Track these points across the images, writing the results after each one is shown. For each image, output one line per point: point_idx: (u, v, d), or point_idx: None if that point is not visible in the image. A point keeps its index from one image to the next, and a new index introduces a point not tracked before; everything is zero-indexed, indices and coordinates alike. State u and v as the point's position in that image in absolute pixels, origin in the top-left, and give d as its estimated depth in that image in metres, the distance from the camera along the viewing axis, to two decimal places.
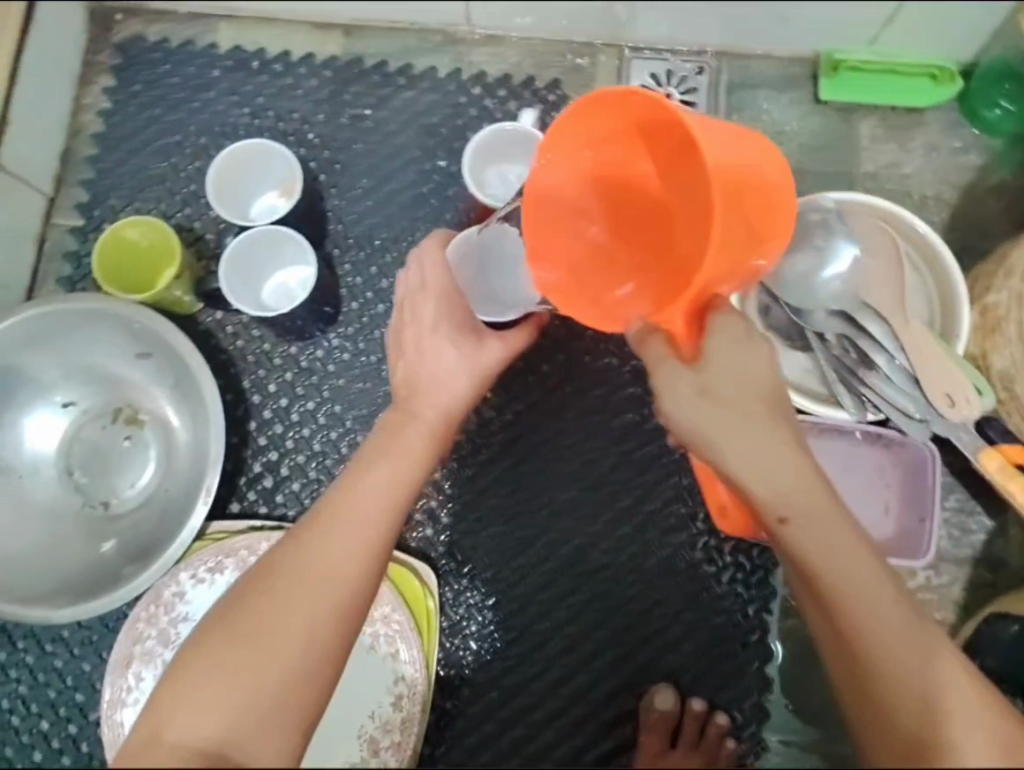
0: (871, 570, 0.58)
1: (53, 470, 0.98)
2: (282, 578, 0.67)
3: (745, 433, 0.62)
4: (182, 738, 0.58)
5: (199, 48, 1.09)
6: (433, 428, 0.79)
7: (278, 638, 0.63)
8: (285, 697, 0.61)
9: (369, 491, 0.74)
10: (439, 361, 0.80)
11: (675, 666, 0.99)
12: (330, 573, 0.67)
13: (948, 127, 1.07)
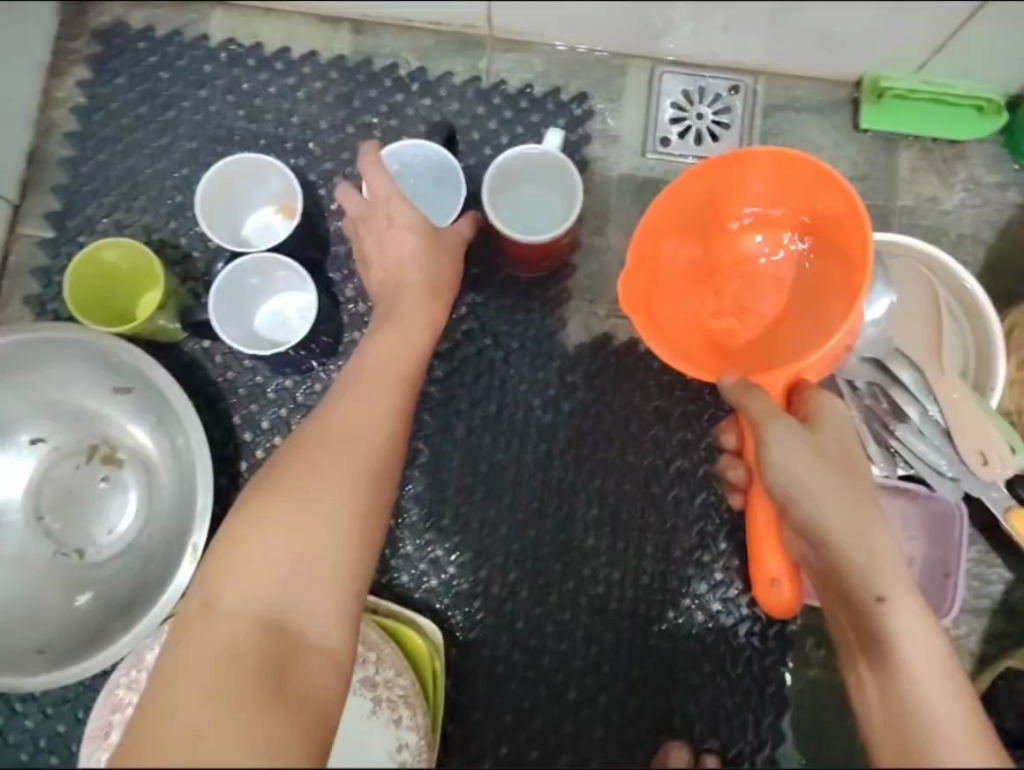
0: (925, 624, 0.65)
1: (21, 515, 0.89)
2: (313, 450, 0.69)
3: (842, 492, 0.70)
4: (239, 606, 0.58)
5: (187, 39, 0.98)
6: (429, 311, 0.82)
7: (320, 504, 0.64)
8: (333, 564, 0.62)
9: (378, 360, 0.77)
10: (401, 251, 0.84)
11: (692, 723, 0.93)
12: (354, 440, 0.70)
13: (989, 163, 1.02)
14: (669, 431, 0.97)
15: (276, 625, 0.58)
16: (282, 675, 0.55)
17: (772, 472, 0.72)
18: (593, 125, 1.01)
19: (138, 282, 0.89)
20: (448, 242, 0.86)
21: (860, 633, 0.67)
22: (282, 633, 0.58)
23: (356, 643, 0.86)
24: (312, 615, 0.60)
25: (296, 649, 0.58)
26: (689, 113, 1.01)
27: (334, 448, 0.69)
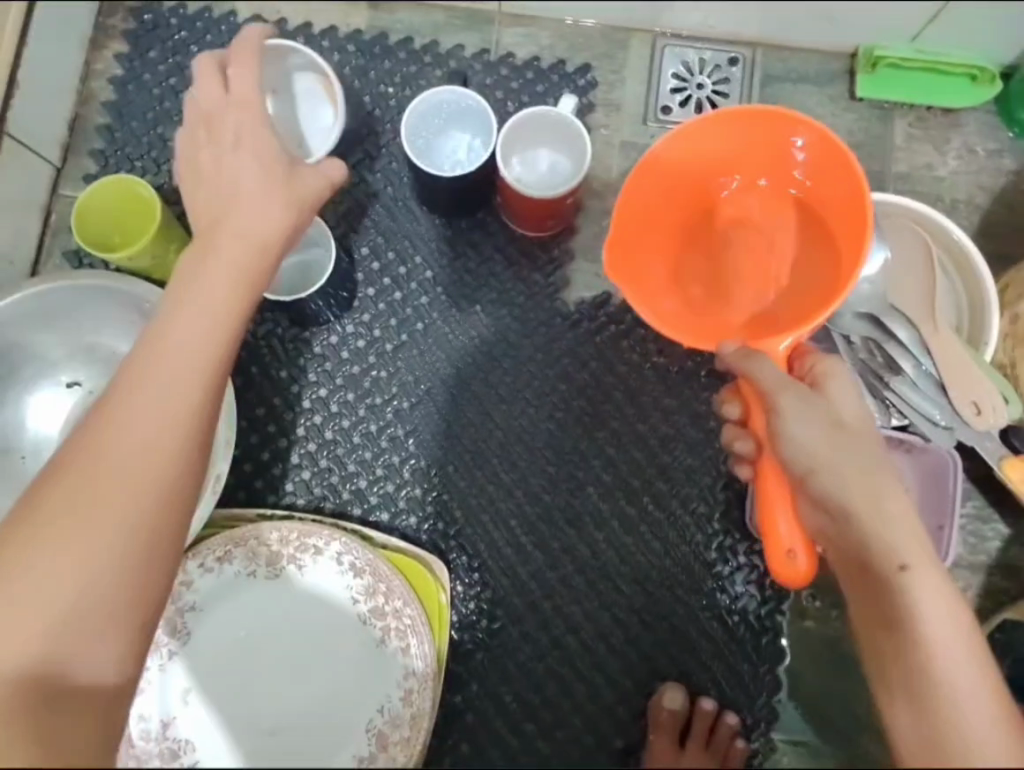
0: (953, 604, 0.63)
1: (57, 452, 0.95)
2: (75, 463, 0.59)
3: (865, 474, 0.68)
4: (4, 654, 0.58)
5: (215, 15, 1.05)
6: (240, 268, 0.67)
7: (83, 520, 0.58)
8: (100, 583, 0.57)
9: (171, 350, 0.62)
10: (244, 178, 0.70)
11: (689, 666, 0.96)
12: (133, 446, 0.59)
13: (983, 129, 1.05)
14: (668, 384, 1.00)
15: (53, 675, 0.57)
16: (57, 711, 0.56)
17: (787, 445, 0.71)
18: (597, 95, 1.06)
19: (134, 212, 0.94)
20: (293, 190, 0.71)
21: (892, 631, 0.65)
22: (55, 675, 0.57)
23: (368, 574, 0.89)
24: (86, 654, 0.57)
25: (65, 692, 0.57)
26: (689, 83, 1.06)
27: (105, 443, 0.59)
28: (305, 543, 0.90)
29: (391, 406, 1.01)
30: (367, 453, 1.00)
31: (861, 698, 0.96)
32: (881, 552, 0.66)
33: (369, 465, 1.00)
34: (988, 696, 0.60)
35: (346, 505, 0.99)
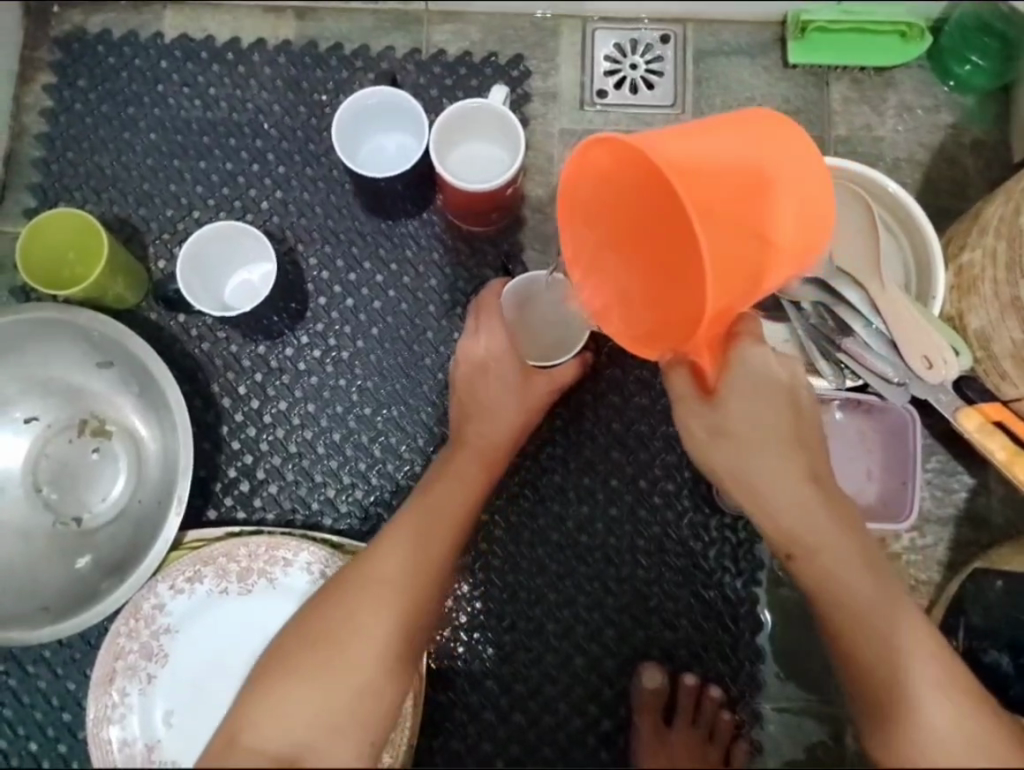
0: (847, 576, 0.69)
1: (21, 488, 0.95)
2: (354, 593, 0.75)
3: (753, 466, 0.73)
4: (259, 743, 0.65)
5: (143, 38, 1.05)
6: (483, 457, 0.87)
7: (358, 637, 0.72)
8: (351, 703, 0.69)
9: (432, 514, 0.81)
10: (484, 390, 0.88)
11: (669, 643, 0.96)
12: (403, 582, 0.76)
13: (917, 85, 1.05)
14: (625, 366, 1.00)
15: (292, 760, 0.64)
16: None
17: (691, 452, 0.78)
18: (532, 85, 1.06)
19: (79, 249, 0.94)
20: (521, 398, 0.89)
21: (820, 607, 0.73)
22: None
23: None
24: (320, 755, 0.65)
25: None
26: (623, 65, 1.06)
27: (376, 583, 0.75)
28: (275, 556, 0.90)
29: (353, 414, 1.01)
30: (332, 462, 1.00)
31: None
32: (776, 537, 0.74)
33: (336, 474, 1.00)
34: (927, 672, 0.65)
35: (316, 516, 0.99)
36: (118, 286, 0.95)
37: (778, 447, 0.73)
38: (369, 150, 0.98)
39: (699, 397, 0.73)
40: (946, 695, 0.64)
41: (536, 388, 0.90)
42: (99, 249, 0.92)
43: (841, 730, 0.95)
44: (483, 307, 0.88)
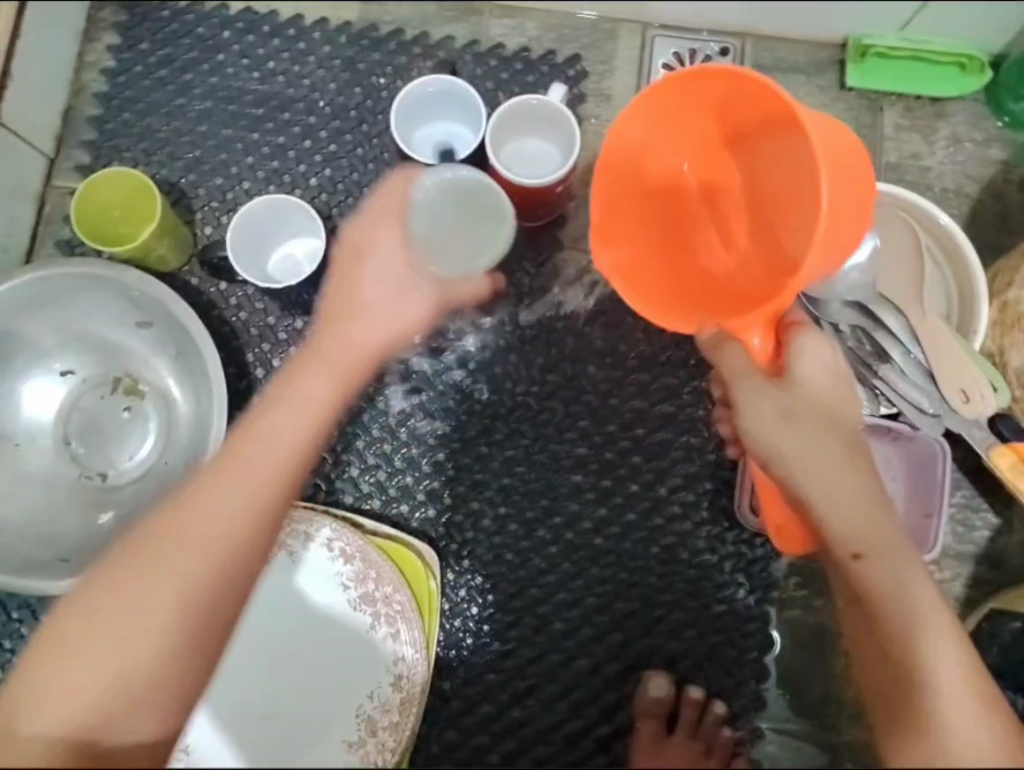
0: (915, 579, 0.65)
1: (50, 439, 0.96)
2: (161, 545, 0.65)
3: (825, 453, 0.69)
4: (46, 726, 0.61)
5: (207, 8, 1.06)
6: (335, 384, 0.73)
7: (153, 599, 0.64)
8: (148, 672, 0.63)
9: (268, 439, 0.70)
10: (361, 292, 0.76)
11: (675, 653, 0.96)
12: (217, 522, 0.66)
13: (972, 118, 1.05)
14: (656, 372, 1.00)
15: (88, 741, 0.61)
16: None
17: (745, 435, 0.71)
18: (587, 86, 1.06)
19: (125, 208, 0.95)
20: (400, 300, 0.76)
21: (859, 617, 0.67)
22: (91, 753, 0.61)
23: (359, 561, 0.90)
24: (126, 727, 0.62)
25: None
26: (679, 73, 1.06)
27: (178, 535, 0.65)
28: (296, 529, 0.91)
29: (383, 395, 1.01)
30: (358, 442, 1.01)
31: (844, 679, 0.96)
32: (837, 534, 0.67)
33: (360, 454, 1.00)
34: (975, 690, 0.61)
35: (337, 493, 1.00)
36: (162, 247, 0.96)
37: (843, 440, 0.70)
38: (426, 136, 0.99)
39: (766, 376, 0.71)
40: (987, 712, 0.61)
41: (421, 291, 0.77)
42: (147, 209, 0.94)
43: (841, 758, 0.95)
44: (378, 198, 0.79)
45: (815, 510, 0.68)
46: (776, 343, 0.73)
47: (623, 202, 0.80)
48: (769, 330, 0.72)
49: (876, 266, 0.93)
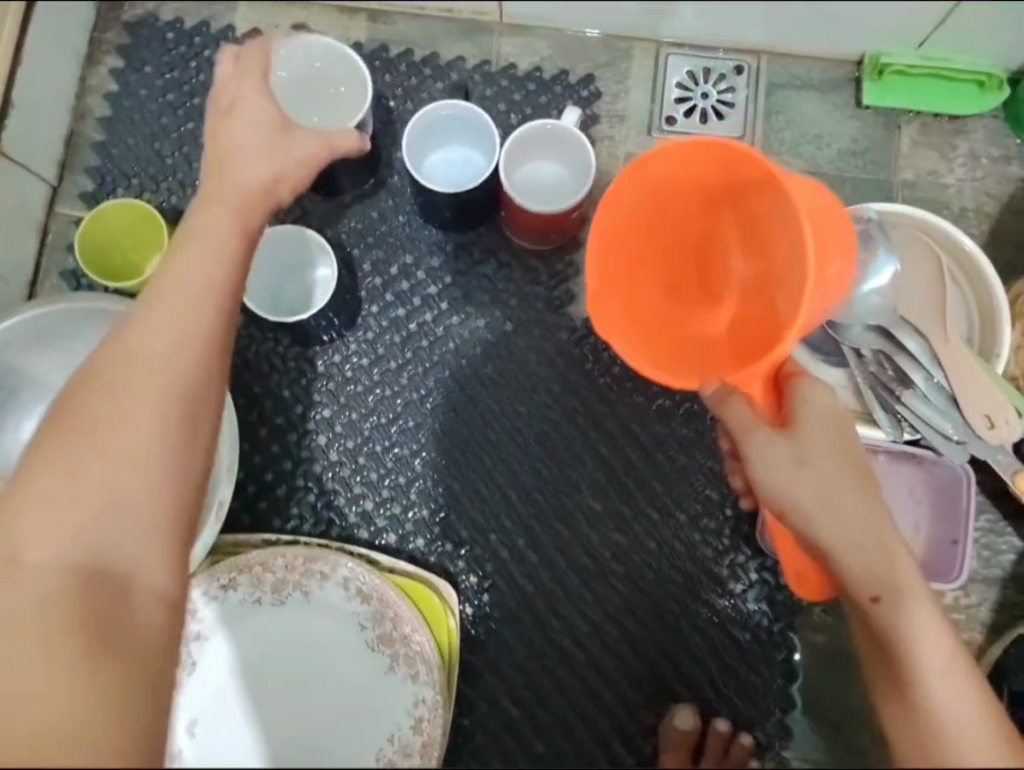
0: (929, 620, 0.63)
1: None
2: (120, 374, 0.63)
3: (838, 497, 0.67)
4: (48, 562, 0.58)
5: (212, 29, 1.04)
6: (237, 212, 0.72)
7: (125, 431, 0.61)
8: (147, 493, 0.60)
9: (184, 275, 0.66)
10: (237, 145, 0.75)
11: (700, 684, 0.95)
12: (169, 343, 0.64)
13: (991, 136, 1.04)
14: (676, 397, 0.99)
15: (96, 566, 0.58)
16: (115, 624, 0.56)
17: (756, 481, 0.71)
18: (600, 106, 1.05)
19: (135, 241, 0.93)
20: (279, 152, 0.76)
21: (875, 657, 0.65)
22: (104, 579, 0.57)
23: (375, 601, 0.88)
24: (135, 559, 0.59)
25: (120, 596, 0.57)
26: (694, 92, 1.05)
27: (133, 368, 0.63)
28: (311, 569, 0.89)
29: (397, 425, 0.99)
30: (372, 473, 0.99)
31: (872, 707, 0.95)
32: (852, 578, 0.66)
33: (375, 486, 0.99)
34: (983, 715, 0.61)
35: (352, 528, 0.98)
36: None
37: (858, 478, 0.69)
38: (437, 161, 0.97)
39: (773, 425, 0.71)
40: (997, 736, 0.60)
41: (295, 139, 0.78)
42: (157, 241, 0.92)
43: None
44: (241, 59, 0.77)
45: (830, 551, 0.67)
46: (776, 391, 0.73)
47: (614, 259, 0.76)
48: (769, 381, 0.73)
49: (897, 288, 0.91)
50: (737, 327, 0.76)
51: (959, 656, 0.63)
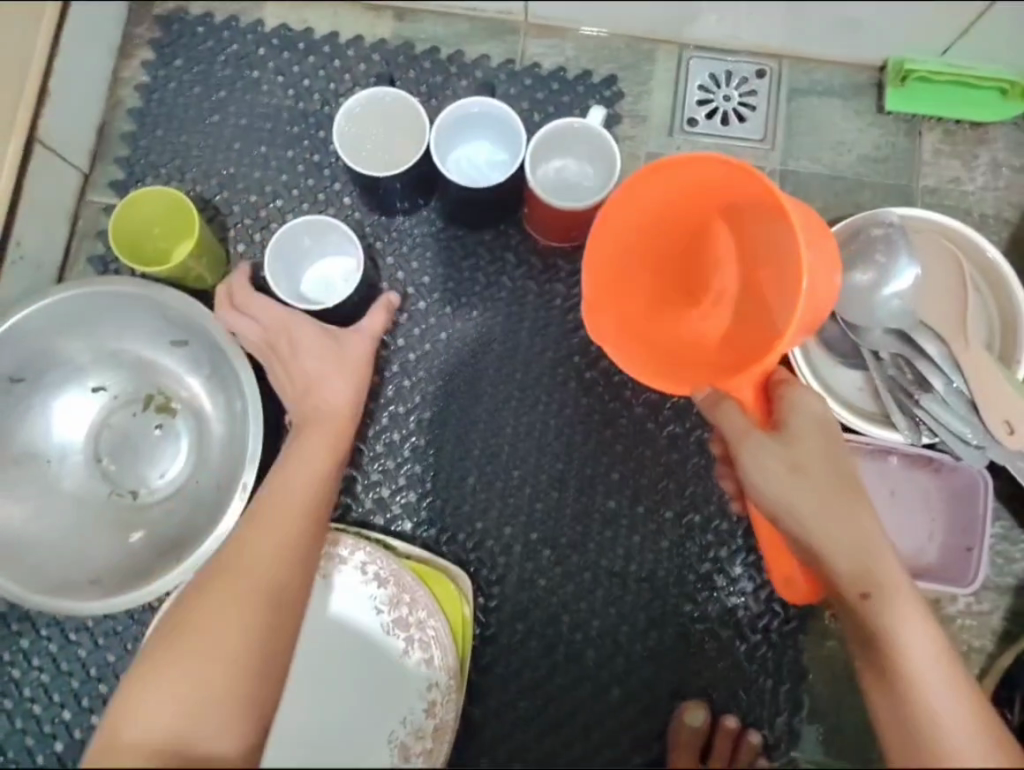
0: (913, 615, 0.66)
1: (82, 457, 0.96)
2: (214, 595, 0.72)
3: (829, 509, 0.70)
4: (138, 737, 0.64)
5: (243, 24, 1.06)
6: (332, 435, 0.86)
7: (205, 669, 0.68)
8: (230, 665, 0.68)
9: (283, 498, 0.80)
10: (310, 368, 0.89)
11: (709, 682, 0.95)
12: (260, 572, 0.75)
13: (1013, 144, 1.04)
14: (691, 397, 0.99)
15: (174, 744, 0.64)
16: None
17: (752, 486, 0.73)
18: (622, 106, 1.06)
19: (165, 226, 0.95)
20: (346, 351, 0.90)
21: (867, 655, 0.68)
22: (181, 755, 0.64)
23: (393, 585, 0.89)
24: (205, 731, 0.65)
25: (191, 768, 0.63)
26: (715, 95, 1.06)
27: (234, 588, 0.73)
28: (330, 551, 0.90)
29: (413, 416, 1.01)
30: (389, 463, 1.00)
31: None
32: (841, 578, 0.69)
33: (391, 475, 1.00)
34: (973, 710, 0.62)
35: (367, 515, 0.99)
36: (201, 267, 0.96)
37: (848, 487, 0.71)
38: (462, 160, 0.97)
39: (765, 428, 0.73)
40: (986, 727, 0.61)
41: (352, 351, 0.91)
42: (188, 229, 0.94)
43: None
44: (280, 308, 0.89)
45: (820, 552, 0.70)
46: (766, 401, 0.75)
47: (615, 270, 0.81)
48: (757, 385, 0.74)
49: (921, 293, 0.92)
50: (730, 340, 0.79)
51: (945, 650, 0.65)
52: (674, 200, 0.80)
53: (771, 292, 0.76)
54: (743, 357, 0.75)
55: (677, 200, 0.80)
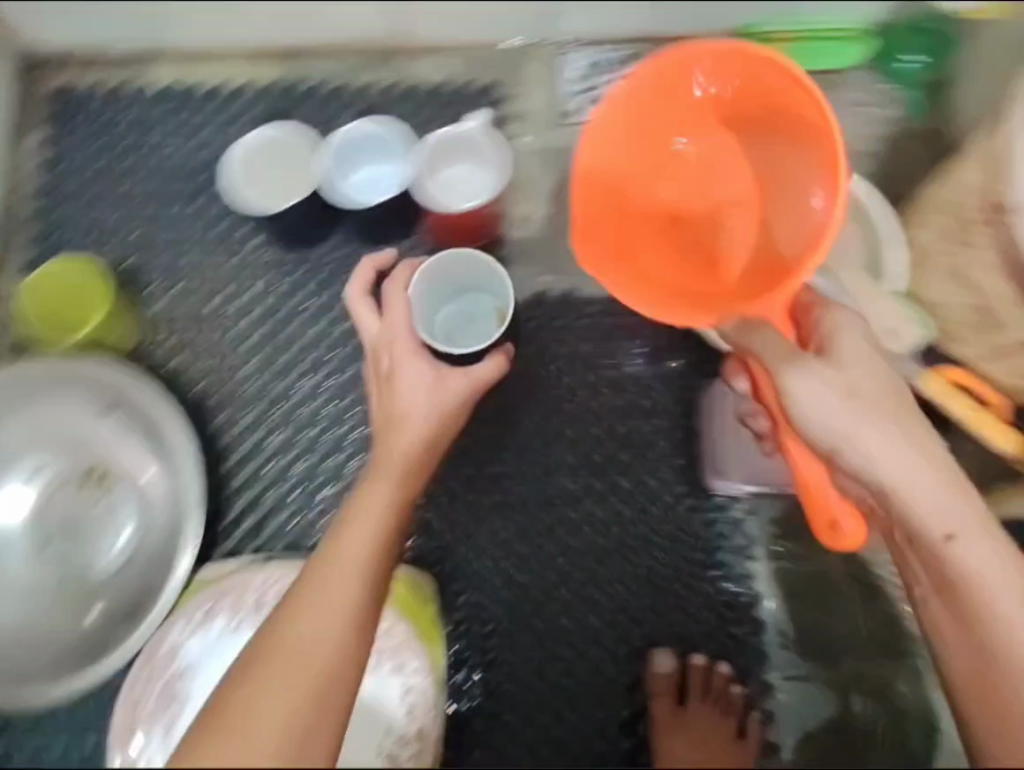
0: (997, 563, 0.62)
1: (28, 544, 0.95)
2: (275, 652, 0.54)
3: (901, 442, 0.65)
4: None
5: (135, 90, 1.07)
6: (405, 470, 0.75)
7: (267, 718, 0.50)
8: (290, 731, 0.50)
9: (359, 526, 0.67)
10: (404, 393, 0.81)
11: (680, 631, 0.98)
12: (325, 624, 0.57)
13: (875, 81, 1.11)
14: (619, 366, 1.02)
15: None
16: None
17: (804, 415, 0.67)
18: (507, 107, 1.08)
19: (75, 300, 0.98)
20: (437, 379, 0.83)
21: (945, 610, 0.62)
22: None
23: None
24: None
25: None
26: (595, 84, 1.08)
27: (294, 643, 0.55)
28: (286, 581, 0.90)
29: (352, 435, 1.01)
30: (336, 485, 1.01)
31: (844, 624, 0.98)
32: (918, 520, 0.63)
33: (339, 497, 1.00)
34: None
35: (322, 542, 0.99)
36: (116, 330, 1.00)
37: (920, 426, 0.67)
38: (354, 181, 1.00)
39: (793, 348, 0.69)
40: None
41: (449, 387, 0.83)
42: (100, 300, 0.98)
43: (851, 698, 0.98)
44: (399, 314, 0.86)
45: (896, 492, 0.64)
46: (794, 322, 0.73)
47: (603, 189, 0.77)
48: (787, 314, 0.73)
49: None
50: (746, 256, 0.77)
51: None
52: (669, 104, 0.76)
53: (784, 206, 0.75)
54: (766, 276, 0.73)
55: (672, 103, 0.76)
